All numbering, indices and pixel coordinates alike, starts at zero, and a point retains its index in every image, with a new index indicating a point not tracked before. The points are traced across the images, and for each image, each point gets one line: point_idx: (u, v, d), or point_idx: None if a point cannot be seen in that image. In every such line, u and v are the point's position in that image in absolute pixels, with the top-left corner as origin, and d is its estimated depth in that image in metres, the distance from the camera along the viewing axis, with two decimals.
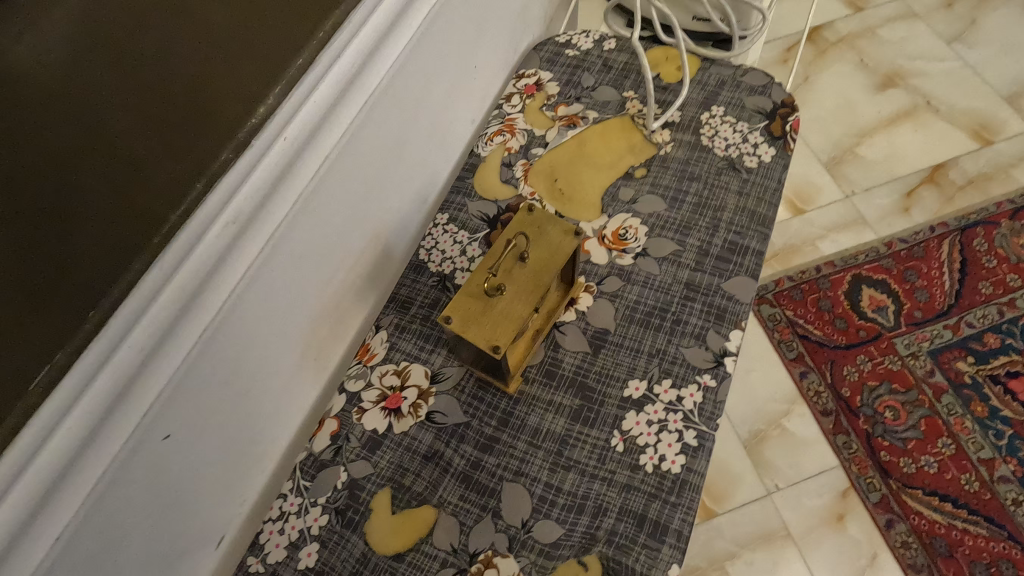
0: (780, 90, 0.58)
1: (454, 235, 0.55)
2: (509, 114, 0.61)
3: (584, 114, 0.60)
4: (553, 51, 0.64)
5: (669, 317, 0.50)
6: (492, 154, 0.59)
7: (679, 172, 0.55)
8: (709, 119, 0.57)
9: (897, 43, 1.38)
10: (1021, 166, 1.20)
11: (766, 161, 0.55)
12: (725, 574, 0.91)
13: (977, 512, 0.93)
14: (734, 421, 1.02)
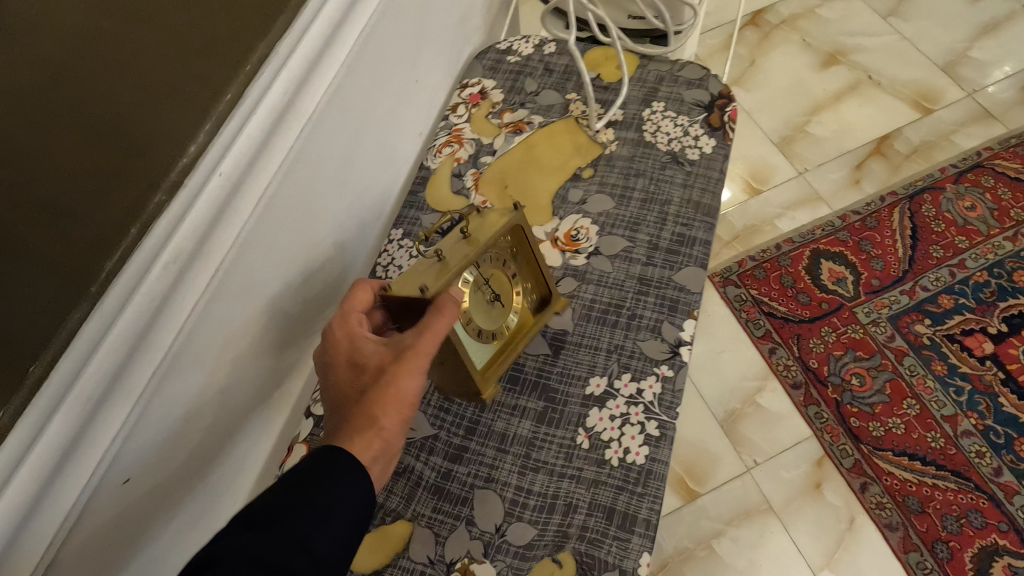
0: (717, 82, 0.60)
1: (410, 250, 0.57)
2: (456, 124, 0.63)
3: (529, 119, 0.61)
4: (495, 59, 0.66)
5: (624, 312, 0.51)
6: (442, 166, 0.60)
7: (625, 169, 0.57)
8: (650, 114, 0.59)
9: (837, 21, 1.42)
10: (960, 132, 1.25)
11: (707, 152, 0.57)
12: (712, 552, 0.94)
13: (944, 467, 0.97)
14: (710, 402, 1.05)
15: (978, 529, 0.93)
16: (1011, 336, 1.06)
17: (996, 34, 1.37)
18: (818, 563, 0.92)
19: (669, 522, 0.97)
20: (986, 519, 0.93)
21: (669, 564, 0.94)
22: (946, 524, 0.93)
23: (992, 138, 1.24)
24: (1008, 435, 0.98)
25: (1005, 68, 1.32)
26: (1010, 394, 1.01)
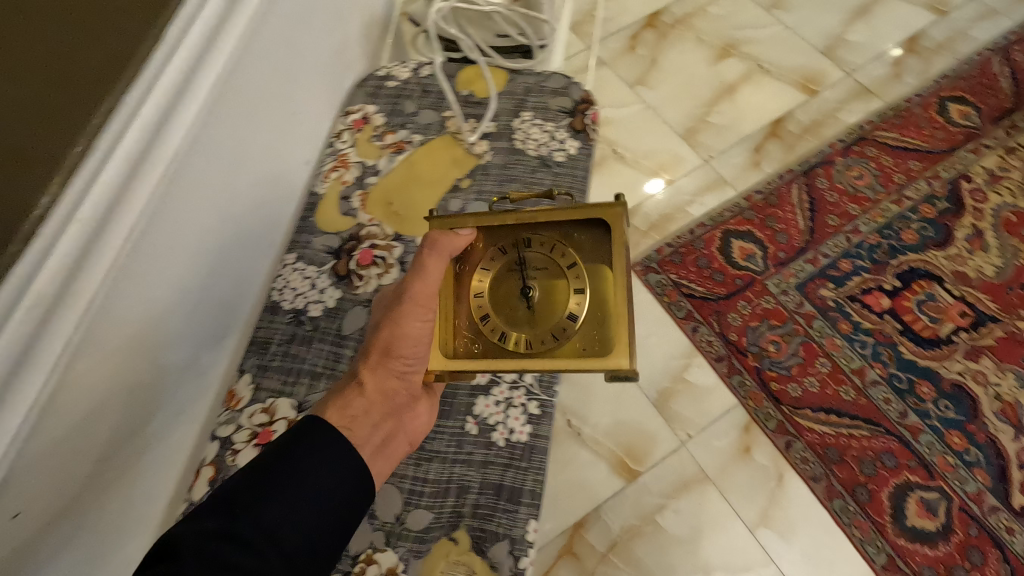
0: (577, 88, 0.73)
1: (304, 271, 0.67)
2: (342, 150, 0.73)
3: (409, 139, 0.72)
4: (378, 87, 0.76)
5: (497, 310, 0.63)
6: (331, 188, 0.71)
7: (499, 175, 0.68)
8: (520, 123, 0.71)
9: (726, 17, 1.52)
10: (844, 110, 1.36)
11: (574, 153, 0.68)
12: (657, 526, 0.99)
13: (857, 416, 1.05)
14: (643, 384, 1.10)
15: (891, 469, 1.01)
16: (904, 289, 1.15)
17: (867, 16, 1.49)
18: (753, 522, 0.99)
19: (615, 503, 1.01)
20: (897, 459, 1.02)
21: (618, 543, 0.98)
22: (863, 468, 1.01)
23: (871, 113, 1.35)
24: (909, 380, 1.08)
25: (877, 47, 1.44)
26: (908, 342, 1.11)
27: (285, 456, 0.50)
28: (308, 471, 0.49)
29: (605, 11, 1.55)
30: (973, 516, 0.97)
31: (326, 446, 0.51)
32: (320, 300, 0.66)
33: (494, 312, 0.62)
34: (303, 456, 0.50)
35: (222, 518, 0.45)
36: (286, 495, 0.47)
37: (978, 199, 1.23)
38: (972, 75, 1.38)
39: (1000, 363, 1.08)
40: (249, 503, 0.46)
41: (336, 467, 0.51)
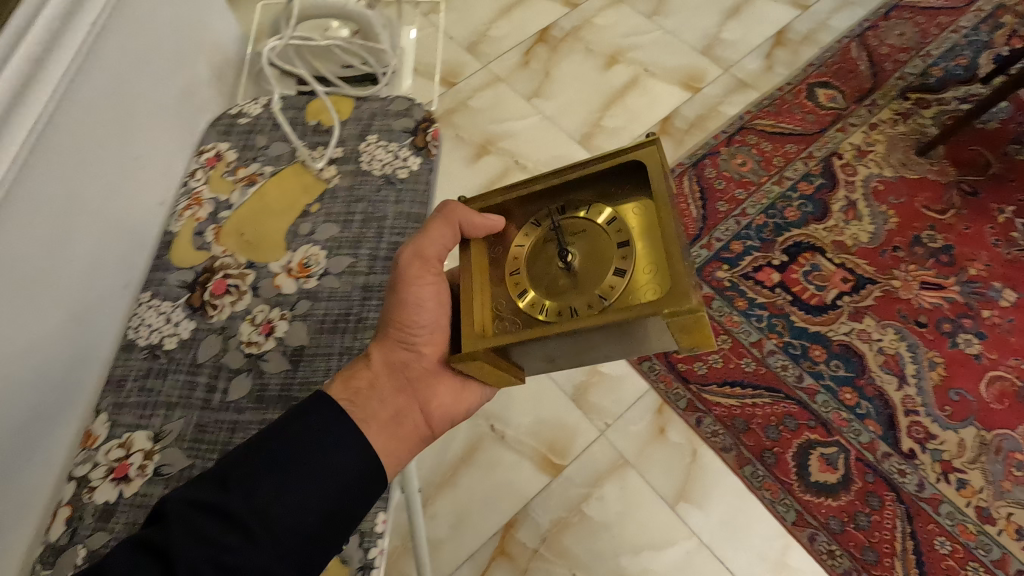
0: (421, 109, 0.69)
1: (159, 308, 0.60)
2: (195, 188, 0.67)
3: (261, 171, 0.67)
4: (227, 123, 0.71)
5: (352, 319, 0.58)
6: (184, 228, 0.64)
7: (347, 198, 0.63)
8: (366, 146, 0.66)
9: (611, 27, 1.60)
10: (725, 103, 1.46)
11: (415, 168, 0.65)
12: (584, 516, 1.03)
13: (759, 386, 1.12)
14: (560, 381, 1.14)
15: (793, 430, 1.08)
16: (791, 262, 1.24)
17: (738, 16, 1.60)
18: (672, 498, 1.03)
19: (542, 499, 1.04)
20: (798, 421, 1.09)
21: (548, 537, 1.01)
22: (768, 433, 1.08)
23: (749, 103, 1.45)
24: (802, 345, 1.16)
25: (749, 43, 1.55)
26: (798, 311, 1.19)
27: (286, 433, 0.48)
28: (308, 449, 0.48)
29: (498, 31, 1.62)
30: (869, 464, 1.05)
31: (331, 425, 0.49)
32: (175, 334, 0.59)
33: (533, 288, 0.54)
34: (309, 431, 0.49)
35: (215, 490, 0.45)
36: (275, 474, 0.46)
37: (848, 173, 1.34)
38: (834, 61, 1.50)
39: (880, 320, 1.17)
40: (240, 479, 0.46)
41: (338, 449, 0.48)
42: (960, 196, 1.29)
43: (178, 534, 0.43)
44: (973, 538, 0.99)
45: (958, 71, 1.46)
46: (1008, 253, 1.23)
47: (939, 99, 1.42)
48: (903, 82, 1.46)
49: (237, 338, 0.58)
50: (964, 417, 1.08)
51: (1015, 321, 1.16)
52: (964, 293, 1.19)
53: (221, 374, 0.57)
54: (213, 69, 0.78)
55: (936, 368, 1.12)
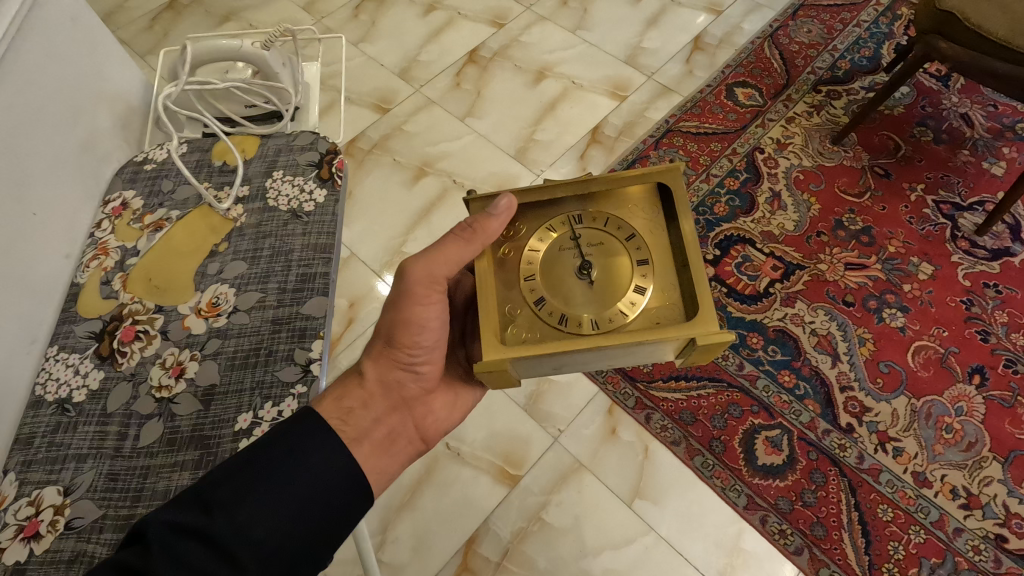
0: (325, 142, 0.73)
1: (67, 361, 0.60)
2: (101, 239, 0.68)
3: (167, 216, 0.68)
4: (133, 172, 0.73)
5: (262, 353, 0.59)
6: (91, 278, 0.65)
7: (254, 235, 0.66)
8: (272, 183, 0.69)
9: (538, 43, 1.65)
10: (651, 108, 1.51)
11: (320, 201, 0.68)
12: (544, 523, 1.04)
13: (703, 377, 1.16)
14: (511, 392, 1.16)
15: (738, 418, 1.12)
16: (724, 256, 1.29)
17: (657, 25, 1.66)
18: (628, 496, 1.06)
19: (502, 511, 1.05)
20: (742, 408, 1.13)
21: (510, 549, 1.02)
22: (714, 422, 1.11)
23: (674, 107, 1.51)
24: (740, 334, 1.20)
25: (669, 50, 1.61)
26: (734, 302, 1.24)
27: (274, 455, 0.48)
28: (294, 471, 0.48)
29: (428, 55, 1.64)
30: (811, 442, 1.09)
31: (317, 446, 0.50)
32: (84, 385, 0.59)
33: (550, 296, 0.60)
34: (295, 452, 0.49)
35: (198, 512, 0.45)
36: (264, 497, 0.46)
37: (771, 166, 1.40)
38: (749, 61, 1.58)
39: (811, 303, 1.23)
40: (224, 502, 0.45)
41: (326, 471, 0.49)
42: (874, 179, 1.37)
43: (158, 559, 0.42)
44: (912, 502, 1.04)
45: (862, 63, 1.55)
46: (922, 228, 1.30)
47: (848, 90, 1.51)
48: (814, 76, 1.54)
49: (147, 383, 0.59)
50: (895, 388, 1.14)
51: (933, 293, 1.23)
52: (886, 270, 1.26)
53: (132, 420, 0.57)
54: (115, 119, 0.78)
55: (865, 343, 1.18)
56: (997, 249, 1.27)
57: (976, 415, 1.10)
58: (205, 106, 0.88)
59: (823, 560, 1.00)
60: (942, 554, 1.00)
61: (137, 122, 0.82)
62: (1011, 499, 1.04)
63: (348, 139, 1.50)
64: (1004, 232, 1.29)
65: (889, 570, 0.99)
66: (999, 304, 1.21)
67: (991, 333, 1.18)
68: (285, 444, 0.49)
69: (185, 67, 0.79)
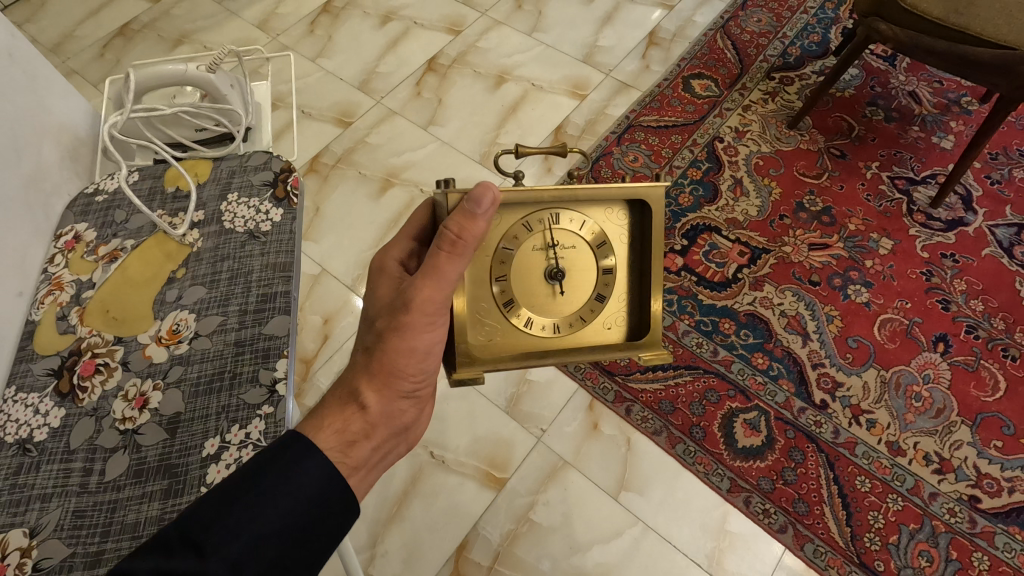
0: (279, 161, 0.73)
1: (26, 401, 0.59)
2: (55, 273, 0.67)
3: (122, 246, 0.67)
4: (84, 203, 0.72)
5: (226, 377, 0.59)
6: (46, 314, 0.64)
7: (212, 258, 0.66)
8: (227, 205, 0.69)
9: (495, 48, 1.66)
10: (610, 105, 1.53)
11: (278, 221, 0.68)
12: (533, 524, 1.04)
13: (679, 366, 1.18)
14: (491, 396, 1.16)
15: (715, 403, 1.14)
16: (691, 245, 1.31)
17: (612, 23, 1.69)
18: (614, 489, 1.07)
19: (490, 516, 1.05)
20: (719, 393, 1.15)
21: (500, 552, 1.02)
22: (693, 409, 1.13)
23: (633, 102, 1.53)
24: (712, 321, 1.22)
25: (625, 47, 1.63)
26: (704, 290, 1.26)
27: (265, 483, 0.43)
28: (287, 496, 0.43)
29: (386, 66, 1.64)
30: (788, 421, 1.12)
31: (310, 469, 0.45)
32: (45, 424, 0.58)
33: (519, 299, 0.62)
34: (288, 476, 0.44)
35: (186, 556, 0.39)
36: (260, 530, 0.42)
37: (731, 154, 1.43)
38: (704, 53, 1.60)
39: (779, 285, 1.26)
40: (216, 541, 0.40)
41: (320, 493, 0.45)
42: (831, 160, 1.41)
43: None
44: (888, 471, 1.07)
45: (812, 48, 1.59)
46: (879, 205, 1.34)
47: (800, 75, 1.55)
48: (767, 64, 1.58)
49: (110, 416, 0.58)
50: (864, 361, 1.17)
51: (895, 266, 1.26)
52: (848, 248, 1.29)
53: (97, 455, 0.56)
54: (62, 151, 0.77)
55: (834, 320, 1.21)
56: (951, 220, 1.31)
57: (943, 381, 1.14)
58: (154, 132, 0.87)
59: (807, 535, 1.02)
60: (920, 520, 1.02)
61: (86, 153, 0.82)
62: (981, 461, 1.07)
63: (311, 156, 1.49)
64: (957, 203, 1.33)
65: (870, 539, 1.01)
66: (957, 273, 1.25)
67: (952, 302, 1.22)
68: (275, 469, 0.44)
69: (128, 95, 0.77)
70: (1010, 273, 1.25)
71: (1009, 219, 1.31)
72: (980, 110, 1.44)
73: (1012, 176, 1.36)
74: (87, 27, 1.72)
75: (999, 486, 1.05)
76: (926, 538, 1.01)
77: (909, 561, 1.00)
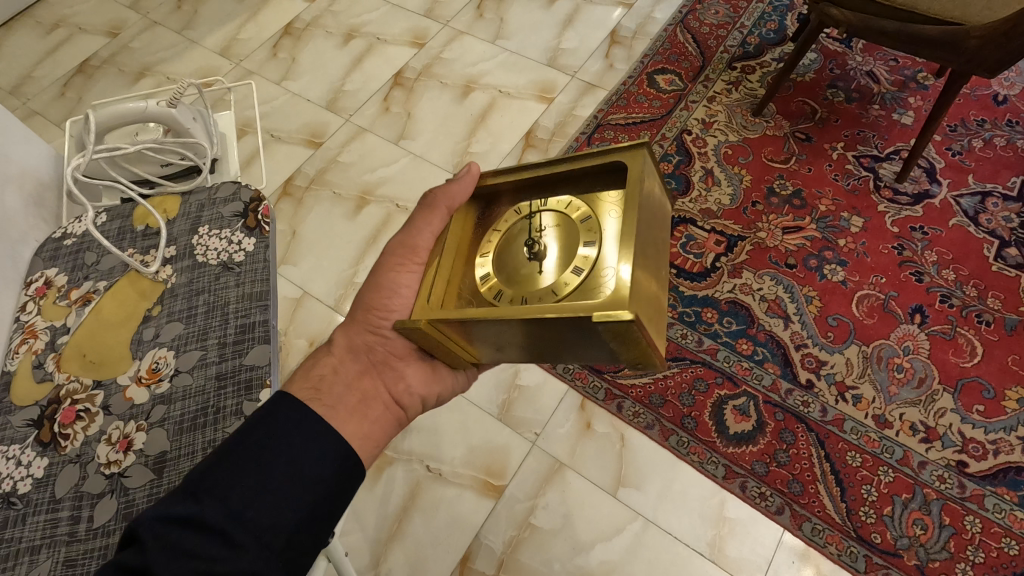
0: (249, 190, 0.73)
1: (6, 453, 0.58)
2: (27, 321, 0.66)
3: (94, 288, 0.67)
4: (53, 248, 0.71)
5: (210, 412, 0.58)
6: (22, 364, 0.64)
7: (187, 293, 0.65)
8: (199, 239, 0.69)
9: (460, 58, 1.66)
10: (578, 106, 1.55)
11: (251, 249, 0.68)
12: (534, 528, 1.05)
13: (666, 359, 1.19)
14: (483, 404, 1.16)
15: (705, 392, 1.15)
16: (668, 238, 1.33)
17: (573, 25, 1.70)
18: (611, 486, 1.07)
19: (491, 524, 1.05)
20: (707, 382, 1.16)
21: (504, 559, 1.02)
22: (683, 400, 1.14)
23: (600, 102, 1.54)
24: (694, 311, 1.24)
25: (588, 48, 1.65)
26: (684, 281, 1.28)
27: (259, 437, 0.47)
28: (280, 444, 0.48)
29: (352, 83, 1.64)
30: (776, 404, 1.13)
31: (302, 424, 0.49)
32: (28, 475, 0.57)
33: (496, 274, 0.54)
34: (283, 430, 0.48)
35: (187, 502, 0.44)
36: (254, 477, 0.46)
37: (700, 146, 1.45)
38: (666, 48, 1.63)
39: (757, 270, 1.28)
40: (212, 488, 0.45)
41: (314, 445, 0.49)
42: (797, 144, 1.43)
43: (152, 552, 0.42)
44: (877, 445, 1.09)
45: (770, 36, 1.62)
46: (847, 183, 1.37)
47: (760, 63, 1.58)
48: (728, 54, 1.60)
49: (95, 462, 0.57)
50: (845, 338, 1.19)
51: (867, 243, 1.29)
52: (821, 229, 1.32)
53: (84, 502, 0.55)
54: (26, 197, 0.77)
55: (813, 301, 1.23)
56: (917, 193, 1.34)
57: (923, 351, 1.17)
58: (120, 170, 0.87)
59: (804, 515, 1.03)
60: (912, 489, 1.05)
61: (51, 198, 0.81)
62: (965, 426, 1.10)
63: (283, 179, 1.48)
64: (921, 176, 1.36)
65: (866, 512, 1.03)
66: (927, 245, 1.28)
67: (924, 273, 1.25)
68: (268, 424, 0.48)
69: (91, 136, 0.76)
70: (977, 240, 1.28)
71: (972, 187, 1.34)
72: (935, 84, 1.47)
73: (972, 146, 1.39)
74: (45, 67, 1.70)
75: (983, 449, 1.07)
76: (919, 507, 1.03)
77: (904, 531, 1.02)
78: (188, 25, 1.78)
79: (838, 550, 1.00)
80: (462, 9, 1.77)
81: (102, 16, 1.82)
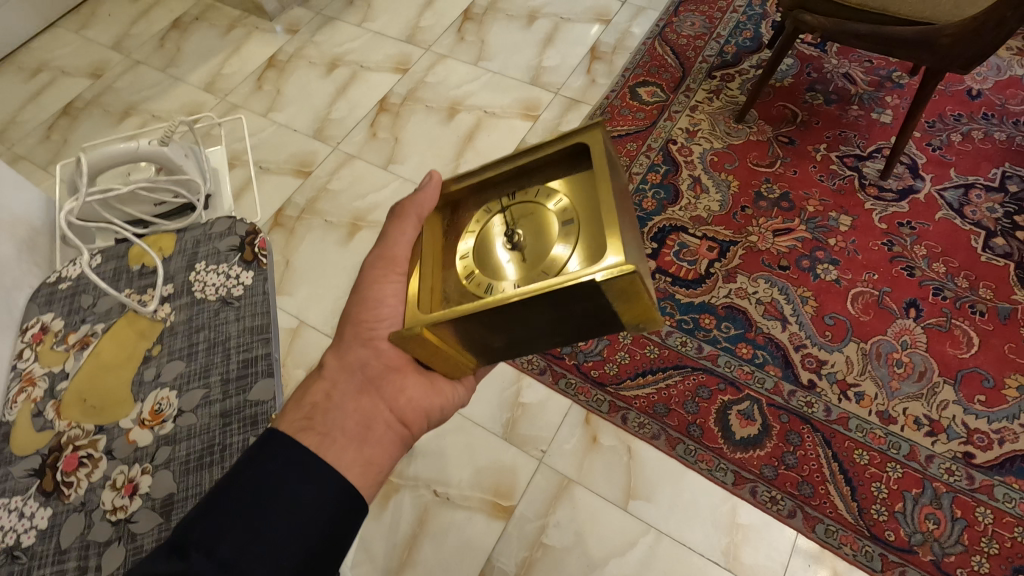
0: (243, 223, 0.72)
1: (8, 505, 0.57)
2: (25, 368, 0.65)
3: (92, 330, 0.66)
4: (48, 293, 0.70)
5: (217, 450, 0.57)
6: (22, 413, 0.63)
7: (186, 331, 0.65)
8: (196, 275, 0.69)
9: (444, 81, 1.68)
10: (563, 122, 1.56)
11: (250, 283, 0.68)
12: (546, 547, 1.03)
13: (668, 367, 1.19)
14: (487, 424, 1.16)
15: (708, 399, 1.15)
16: (661, 247, 1.34)
17: (553, 43, 1.73)
18: (622, 499, 1.06)
19: (503, 546, 1.04)
20: (709, 388, 1.16)
21: None
22: (687, 408, 1.14)
23: (585, 117, 1.56)
24: (692, 318, 1.24)
25: (569, 65, 1.67)
26: (680, 289, 1.28)
27: (256, 492, 0.47)
28: (281, 498, 0.47)
29: (339, 111, 1.65)
30: (780, 406, 1.13)
31: (299, 476, 0.49)
32: (32, 527, 0.56)
33: (479, 270, 0.52)
34: (278, 484, 0.48)
35: (174, 558, 0.44)
36: (238, 532, 0.46)
37: (686, 154, 1.47)
38: (645, 61, 1.65)
39: (750, 274, 1.29)
40: (203, 545, 0.45)
41: (312, 501, 0.48)
42: (781, 147, 1.45)
43: None
44: (883, 441, 1.09)
45: (746, 44, 1.66)
46: (833, 183, 1.39)
47: (739, 71, 1.60)
48: (706, 64, 1.63)
49: (101, 509, 0.56)
50: (843, 336, 1.20)
51: (857, 241, 1.31)
52: (811, 229, 1.33)
53: (90, 551, 0.54)
54: (18, 243, 0.77)
55: (808, 302, 1.24)
56: (902, 188, 1.37)
57: (921, 345, 1.17)
58: (113, 211, 0.88)
59: (816, 516, 1.03)
60: (922, 484, 1.04)
61: (44, 243, 0.81)
62: (968, 417, 1.10)
63: (274, 211, 1.48)
64: (904, 172, 1.39)
65: (877, 510, 1.03)
66: (916, 239, 1.29)
67: (916, 267, 1.26)
68: (262, 477, 0.48)
69: (83, 179, 0.75)
70: (964, 232, 1.30)
71: (954, 180, 1.36)
72: (910, 82, 1.51)
73: (951, 141, 1.42)
74: (29, 111, 1.70)
75: (988, 439, 1.08)
76: (930, 501, 1.03)
77: (917, 526, 1.01)
78: (172, 62, 1.79)
79: (853, 550, 1.00)
80: (443, 33, 1.79)
81: (85, 57, 1.82)
